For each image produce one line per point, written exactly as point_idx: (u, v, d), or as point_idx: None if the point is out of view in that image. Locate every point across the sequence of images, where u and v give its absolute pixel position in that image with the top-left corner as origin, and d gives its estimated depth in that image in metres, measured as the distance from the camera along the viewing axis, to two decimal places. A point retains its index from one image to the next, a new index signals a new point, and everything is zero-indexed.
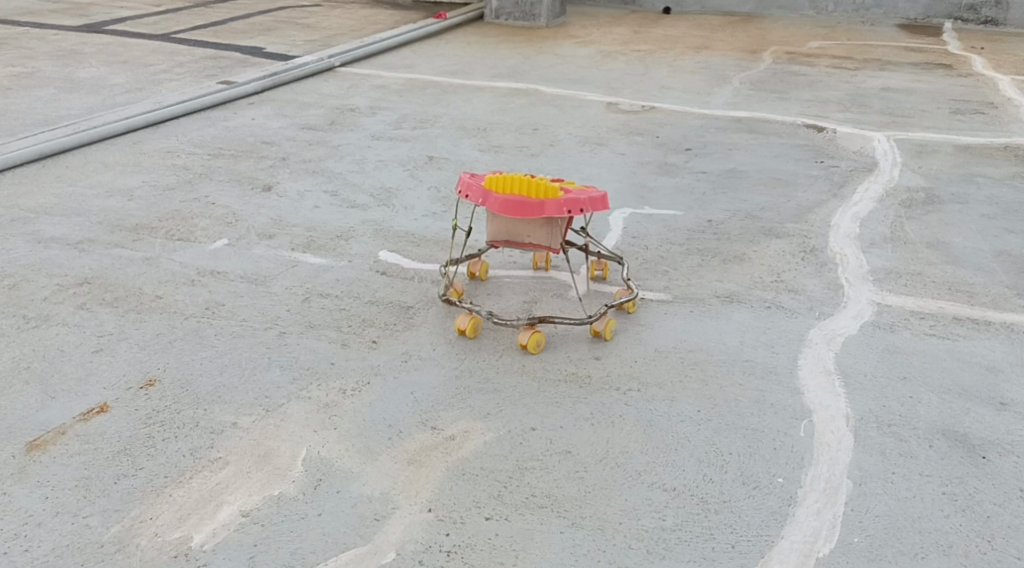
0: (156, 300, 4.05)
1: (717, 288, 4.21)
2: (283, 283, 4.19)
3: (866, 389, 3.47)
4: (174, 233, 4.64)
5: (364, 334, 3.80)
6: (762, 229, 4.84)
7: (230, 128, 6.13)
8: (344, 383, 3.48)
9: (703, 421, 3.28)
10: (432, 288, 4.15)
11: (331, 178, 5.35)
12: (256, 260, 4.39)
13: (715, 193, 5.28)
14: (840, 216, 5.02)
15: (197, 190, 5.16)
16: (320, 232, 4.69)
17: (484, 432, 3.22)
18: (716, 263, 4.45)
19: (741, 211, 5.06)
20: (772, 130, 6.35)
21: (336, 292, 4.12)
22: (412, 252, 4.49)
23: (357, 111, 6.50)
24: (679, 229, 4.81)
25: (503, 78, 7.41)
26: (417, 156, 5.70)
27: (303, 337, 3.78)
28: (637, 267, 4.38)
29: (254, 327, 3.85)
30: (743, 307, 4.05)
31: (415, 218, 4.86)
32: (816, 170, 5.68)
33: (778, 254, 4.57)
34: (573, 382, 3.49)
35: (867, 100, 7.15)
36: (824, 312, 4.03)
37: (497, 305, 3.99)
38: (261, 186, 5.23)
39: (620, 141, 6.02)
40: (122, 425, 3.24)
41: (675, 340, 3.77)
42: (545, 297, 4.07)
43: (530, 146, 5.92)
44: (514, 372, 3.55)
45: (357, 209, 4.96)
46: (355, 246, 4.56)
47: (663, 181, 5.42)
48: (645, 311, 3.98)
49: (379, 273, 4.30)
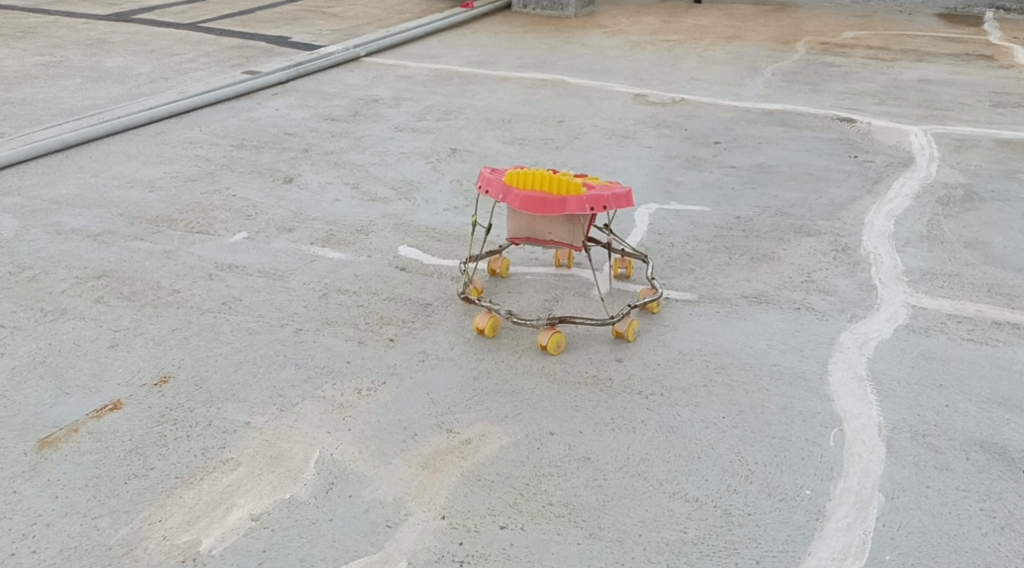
0: (173, 294, 3.99)
1: (744, 288, 4.09)
2: (301, 278, 4.13)
3: (899, 397, 3.35)
4: (193, 225, 4.59)
5: (381, 332, 3.72)
6: (793, 227, 4.71)
7: (254, 118, 6.08)
8: (358, 383, 3.41)
9: (728, 428, 3.18)
10: (452, 285, 4.07)
11: (353, 170, 5.28)
12: (275, 255, 4.33)
13: (744, 189, 5.15)
14: (874, 214, 4.88)
15: (218, 182, 5.11)
16: (340, 226, 4.62)
17: (501, 437, 3.14)
18: (743, 261, 4.33)
19: (771, 207, 4.93)
20: (804, 124, 6.20)
21: (354, 288, 4.05)
22: (433, 248, 4.41)
23: (382, 102, 6.42)
24: (707, 226, 4.69)
25: (530, 68, 7.30)
26: (441, 149, 5.61)
27: (320, 334, 3.72)
28: (661, 265, 4.27)
29: (270, 323, 3.79)
30: (772, 308, 3.93)
31: (437, 212, 4.78)
32: (849, 165, 5.53)
33: (808, 252, 4.44)
34: (593, 385, 3.40)
35: (903, 92, 6.97)
36: (856, 314, 3.90)
37: (518, 303, 3.91)
38: (282, 178, 5.17)
39: (648, 134, 5.90)
40: (134, 423, 3.19)
41: (700, 342, 3.66)
42: (566, 296, 3.98)
43: (556, 138, 5.81)
44: (532, 373, 3.46)
45: (378, 202, 4.88)
46: (375, 240, 4.48)
47: (691, 175, 5.30)
48: (670, 311, 3.88)
49: (398, 268, 4.22)
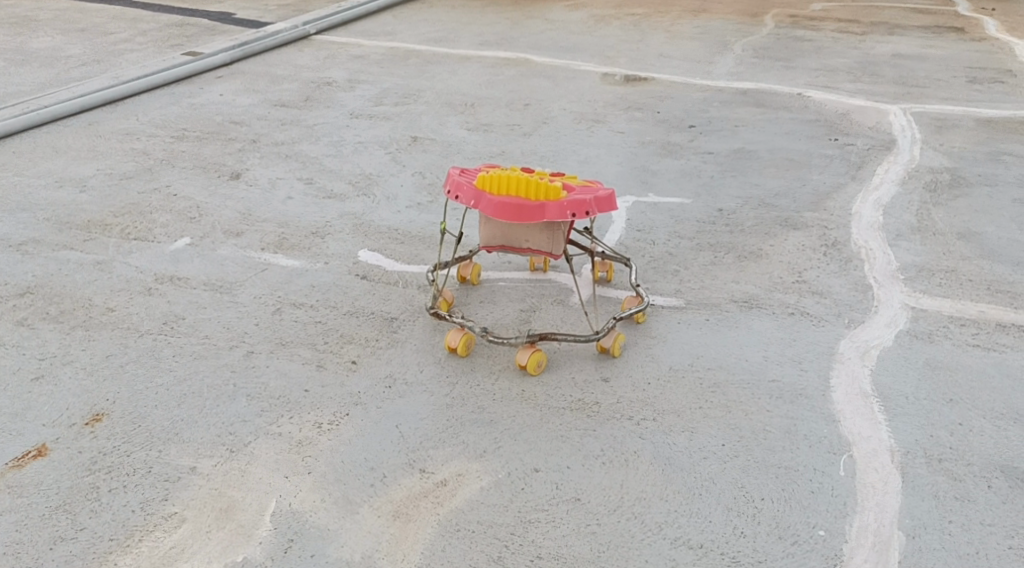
0: (108, 314, 3.64)
1: (733, 290, 3.79)
2: (251, 291, 3.77)
3: (909, 415, 3.07)
4: (130, 231, 4.21)
5: (342, 354, 3.39)
6: (779, 219, 4.42)
7: (195, 105, 5.65)
8: (319, 416, 3.09)
9: (728, 458, 2.89)
10: (418, 295, 3.73)
11: (305, 163, 4.89)
12: (222, 264, 3.96)
13: (724, 177, 4.85)
14: (861, 203, 4.59)
15: (156, 178, 4.71)
16: (292, 227, 4.25)
17: (480, 476, 2.83)
18: (730, 260, 4.03)
19: (753, 197, 4.64)
20: (780, 104, 5.90)
21: (311, 302, 3.70)
22: (396, 251, 4.06)
23: (334, 85, 6.01)
24: (688, 220, 4.39)
25: (491, 46, 6.92)
26: (399, 137, 5.23)
27: (273, 357, 3.38)
28: (643, 267, 3.96)
29: (218, 346, 3.45)
30: (764, 313, 3.64)
31: (399, 211, 4.42)
32: (831, 149, 5.24)
33: (797, 248, 4.14)
34: (579, 410, 3.09)
35: (879, 68, 6.69)
36: (854, 318, 3.60)
37: (491, 315, 3.58)
38: (228, 173, 4.78)
39: (618, 117, 5.57)
40: (62, 473, 2.89)
41: (691, 356, 3.36)
42: (544, 305, 3.66)
43: (521, 123, 5.46)
44: (511, 398, 3.14)
45: (334, 200, 4.51)
46: (332, 244, 4.12)
47: (666, 163, 4.99)
48: (656, 321, 3.57)
49: (359, 276, 3.87)
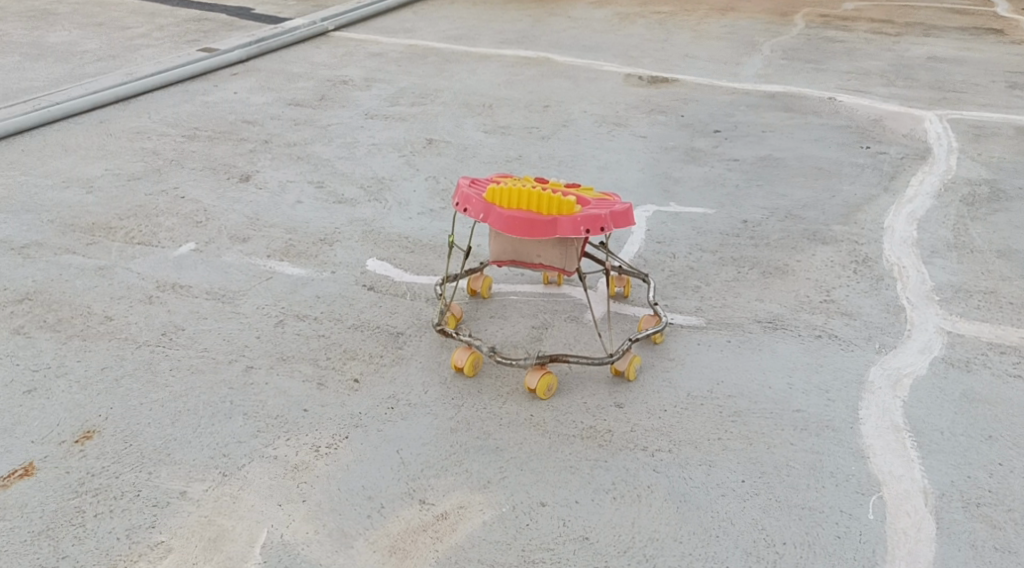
0: (106, 323, 3.48)
1: (757, 310, 3.62)
2: (254, 301, 3.62)
3: (945, 453, 2.89)
4: (133, 235, 4.07)
5: (344, 370, 3.24)
6: (807, 232, 4.23)
7: (209, 103, 5.52)
8: (316, 439, 2.93)
9: (748, 496, 2.74)
10: (426, 309, 3.57)
11: (317, 166, 4.74)
12: (225, 271, 3.82)
13: (749, 186, 4.66)
14: (894, 216, 4.39)
15: (164, 179, 4.58)
16: (300, 233, 4.10)
17: (483, 510, 2.70)
18: (754, 276, 3.85)
19: (780, 208, 4.45)
20: (810, 109, 5.70)
21: (315, 313, 3.55)
22: (405, 261, 3.91)
23: (350, 84, 5.87)
24: (711, 232, 4.21)
25: (512, 45, 6.75)
26: (415, 139, 5.08)
27: (273, 373, 3.22)
28: (662, 283, 3.79)
29: (217, 359, 3.29)
30: (789, 335, 3.46)
31: (410, 217, 4.27)
32: (863, 156, 5.04)
33: (826, 264, 3.96)
34: (590, 439, 2.93)
35: (913, 71, 6.46)
36: (885, 343, 3.43)
37: (501, 332, 3.43)
38: (237, 175, 4.64)
39: (641, 121, 5.39)
40: (47, 494, 2.75)
41: (711, 381, 3.20)
42: (557, 322, 3.50)
43: (541, 126, 5.29)
44: (519, 424, 2.99)
45: (344, 205, 4.36)
46: (340, 251, 3.97)
47: (690, 170, 4.81)
48: (675, 341, 3.40)
49: (366, 287, 3.72)
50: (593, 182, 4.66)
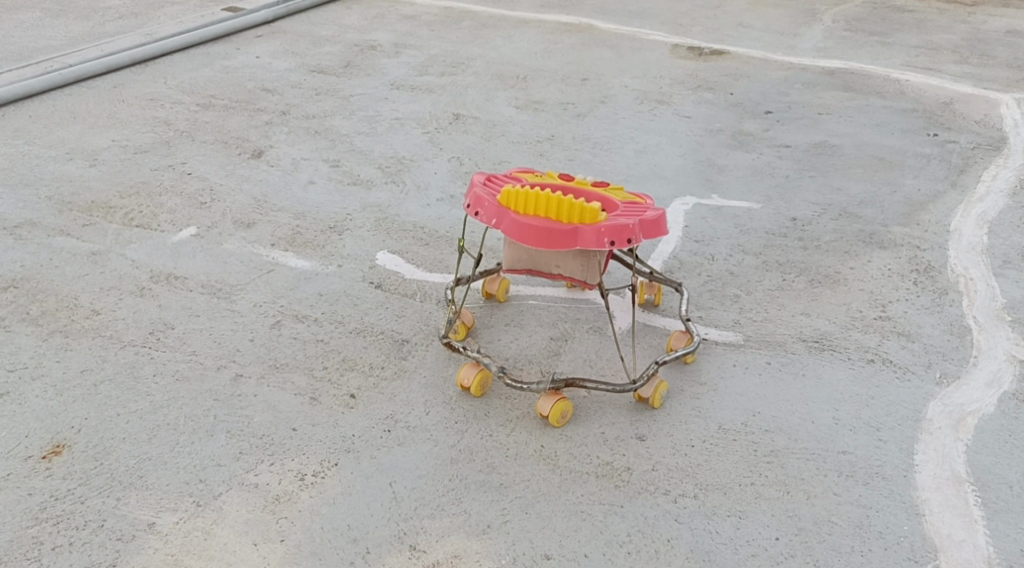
0: (91, 318, 3.20)
1: (802, 327, 3.28)
2: (251, 297, 3.34)
3: (1014, 514, 2.58)
4: (132, 216, 3.79)
5: (340, 384, 2.96)
6: (862, 233, 3.84)
7: (228, 69, 5.22)
8: (303, 466, 2.67)
9: (782, 559, 2.45)
10: (436, 313, 3.27)
11: (335, 142, 4.43)
12: (224, 262, 3.53)
13: (801, 177, 4.27)
14: (962, 217, 3.99)
15: (173, 153, 4.29)
16: (309, 220, 3.80)
17: (479, 562, 2.44)
18: (801, 285, 3.50)
19: (834, 204, 4.06)
20: (872, 88, 5.25)
21: (315, 315, 3.26)
22: (419, 255, 3.60)
23: (378, 49, 5.53)
24: (756, 230, 3.84)
25: (553, 9, 6.35)
26: (441, 113, 4.74)
27: (263, 385, 2.95)
28: (697, 290, 3.45)
29: (204, 366, 3.01)
30: (837, 359, 3.12)
31: (428, 204, 3.95)
32: (929, 145, 4.60)
33: (882, 273, 3.58)
34: (605, 478, 2.64)
35: (988, 47, 5.96)
36: (947, 372, 3.08)
37: (515, 344, 3.13)
38: (250, 150, 4.34)
39: (686, 99, 5.00)
40: (5, 521, 2.50)
41: (746, 413, 2.88)
42: (577, 333, 3.19)
43: (577, 101, 4.92)
44: (527, 457, 2.70)
45: (360, 187, 4.05)
46: (349, 242, 3.67)
47: (737, 157, 4.42)
48: (708, 361, 3.08)
49: (372, 285, 3.42)
50: (631, 167, 4.30)
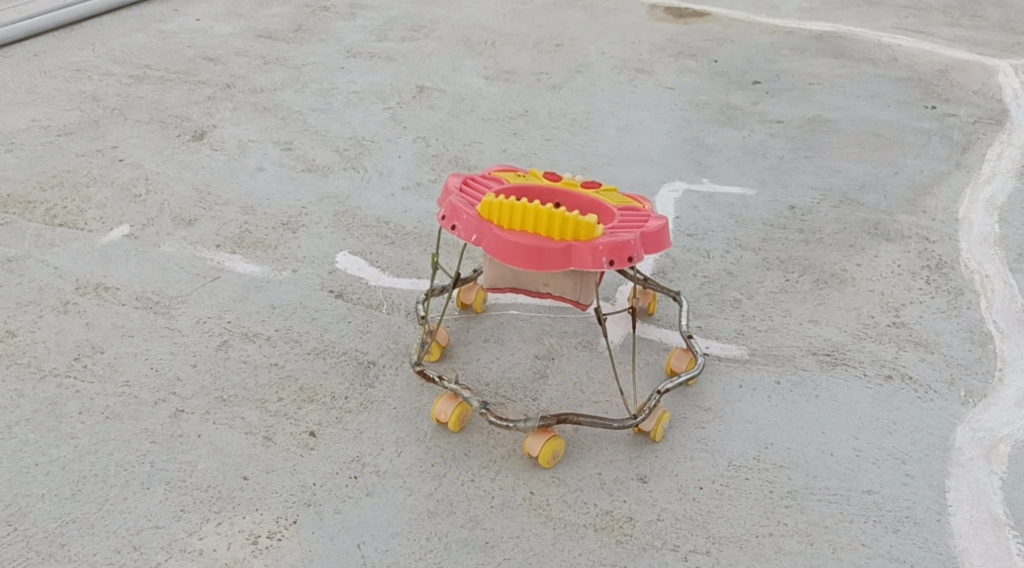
0: (7, 343, 2.80)
1: (811, 337, 2.96)
2: (194, 312, 2.95)
3: None
4: (56, 213, 3.36)
5: (298, 419, 2.61)
6: (866, 223, 3.52)
7: (165, 34, 4.73)
8: (256, 525, 2.35)
9: None
10: (405, 328, 2.92)
11: (286, 120, 4.00)
12: (161, 268, 3.13)
13: (796, 158, 3.93)
14: (971, 202, 3.67)
15: (102, 135, 3.83)
16: (258, 215, 3.40)
17: None
18: (806, 286, 3.18)
19: (834, 189, 3.73)
20: (863, 54, 4.90)
21: (268, 332, 2.89)
22: (384, 256, 3.22)
23: (332, 11, 5.07)
24: (753, 220, 3.51)
25: None
26: (403, 85, 4.32)
27: (208, 422, 2.59)
28: (693, 295, 3.11)
29: (139, 401, 2.64)
30: (852, 376, 2.81)
31: (392, 194, 3.55)
32: (929, 119, 4.27)
33: (892, 270, 3.27)
34: (605, 532, 2.34)
35: (979, 7, 5.63)
36: (972, 389, 2.78)
37: (496, 365, 2.79)
38: (190, 130, 3.90)
39: (668, 67, 4.62)
40: None
41: (757, 445, 2.57)
42: (565, 350, 2.85)
43: (550, 71, 4.52)
44: (515, 508, 2.38)
45: (315, 174, 3.64)
46: (304, 241, 3.28)
47: (726, 135, 4.07)
48: (711, 382, 2.76)
49: (332, 293, 3.04)
50: (613, 148, 3.93)
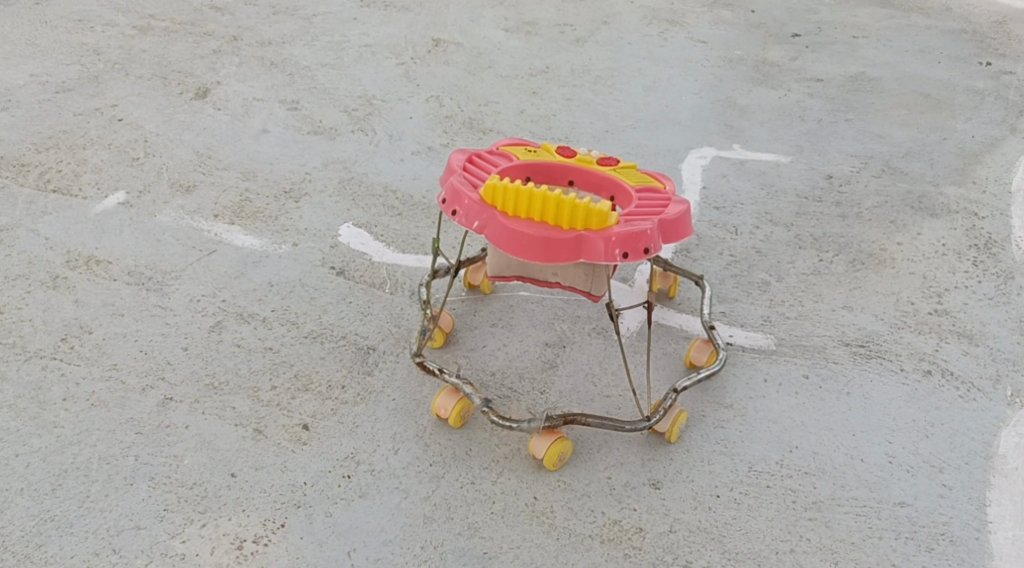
0: None
1: (844, 325, 2.76)
2: (188, 289, 2.79)
3: None
4: (49, 177, 3.19)
5: (291, 410, 2.45)
6: (909, 196, 3.28)
7: None
8: (242, 528, 2.21)
9: None
10: (409, 310, 2.75)
11: (294, 76, 3.80)
12: (156, 239, 2.97)
13: (836, 121, 3.67)
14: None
15: (101, 91, 3.65)
16: (260, 182, 3.23)
17: None
18: (840, 268, 2.96)
19: (875, 156, 3.48)
20: (912, 4, 4.59)
21: (264, 313, 2.73)
22: (390, 229, 3.04)
23: None
24: (786, 191, 3.28)
25: None
26: (419, 38, 4.09)
27: (197, 412, 2.44)
28: (718, 276, 2.91)
29: (126, 387, 2.49)
30: (887, 371, 2.61)
31: (402, 159, 3.36)
32: (981, 77, 3.97)
33: (936, 249, 3.04)
34: (613, 545, 2.18)
35: None
36: (1019, 388, 2.57)
37: (503, 353, 2.62)
38: (193, 87, 3.71)
39: (701, 19, 4.35)
40: None
41: (781, 449, 2.39)
42: (577, 337, 2.67)
43: (575, 23, 4.27)
44: (517, 515, 2.23)
45: (321, 137, 3.45)
46: (307, 212, 3.10)
47: (761, 94, 3.81)
48: (733, 376, 2.57)
49: (333, 270, 2.87)
50: (639, 108, 3.69)
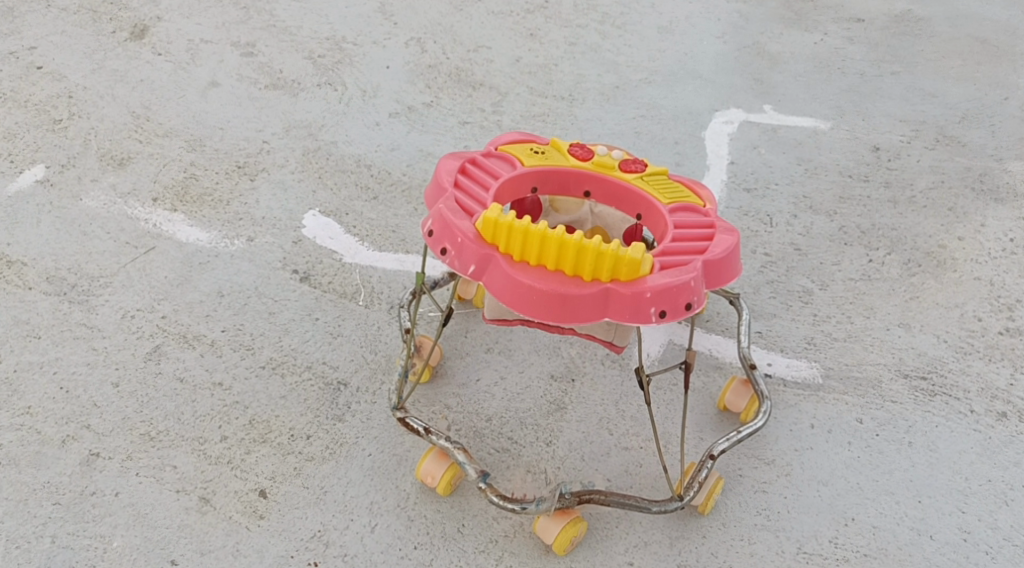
0: None
1: (901, 350, 2.33)
2: (119, 302, 2.31)
3: None
4: None
5: (245, 471, 2.03)
6: (969, 173, 2.82)
7: None
8: None
9: None
10: (387, 332, 2.29)
11: (249, 11, 3.22)
12: (82, 231, 2.46)
13: (880, 74, 3.17)
14: None
15: (17, 28, 3.06)
16: (208, 153, 2.71)
17: None
18: (894, 271, 2.52)
19: (928, 119, 3.00)
20: None
21: (212, 333, 2.26)
22: (363, 218, 2.56)
23: None
24: (828, 167, 2.81)
25: None
26: None
27: (129, 475, 2.02)
28: (753, 281, 2.46)
29: (41, 439, 2.05)
30: (954, 415, 2.21)
31: (376, 123, 2.85)
32: None
33: (1004, 245, 2.60)
34: None
35: None
36: None
37: (501, 389, 2.18)
38: (128, 23, 3.12)
39: None
40: None
41: (834, 524, 2.01)
42: (588, 367, 2.23)
43: None
44: None
45: (281, 93, 2.92)
46: (264, 195, 2.60)
47: (793, 38, 3.29)
48: (774, 422, 2.16)
49: (296, 275, 2.40)
50: (654, 56, 3.16)
